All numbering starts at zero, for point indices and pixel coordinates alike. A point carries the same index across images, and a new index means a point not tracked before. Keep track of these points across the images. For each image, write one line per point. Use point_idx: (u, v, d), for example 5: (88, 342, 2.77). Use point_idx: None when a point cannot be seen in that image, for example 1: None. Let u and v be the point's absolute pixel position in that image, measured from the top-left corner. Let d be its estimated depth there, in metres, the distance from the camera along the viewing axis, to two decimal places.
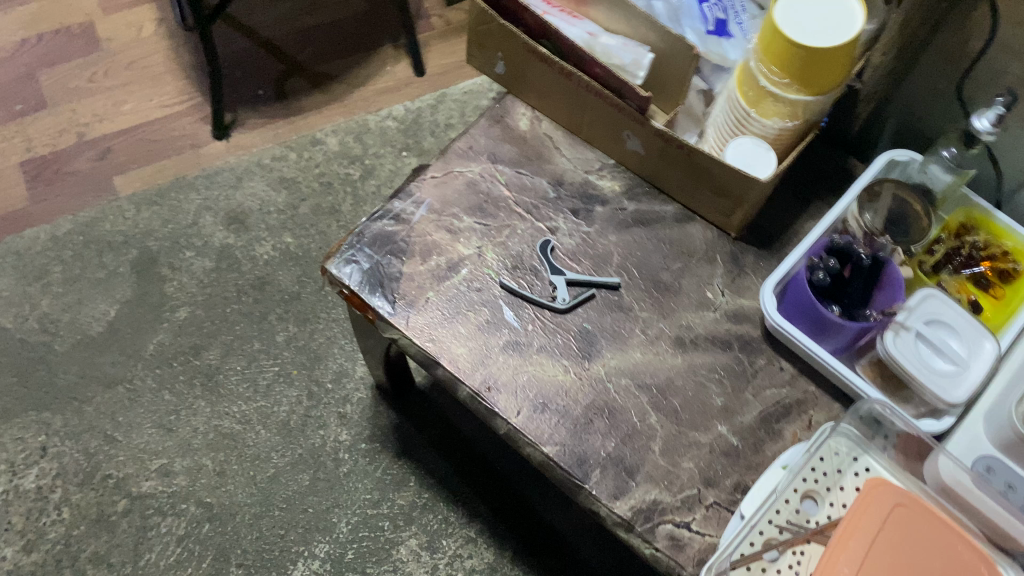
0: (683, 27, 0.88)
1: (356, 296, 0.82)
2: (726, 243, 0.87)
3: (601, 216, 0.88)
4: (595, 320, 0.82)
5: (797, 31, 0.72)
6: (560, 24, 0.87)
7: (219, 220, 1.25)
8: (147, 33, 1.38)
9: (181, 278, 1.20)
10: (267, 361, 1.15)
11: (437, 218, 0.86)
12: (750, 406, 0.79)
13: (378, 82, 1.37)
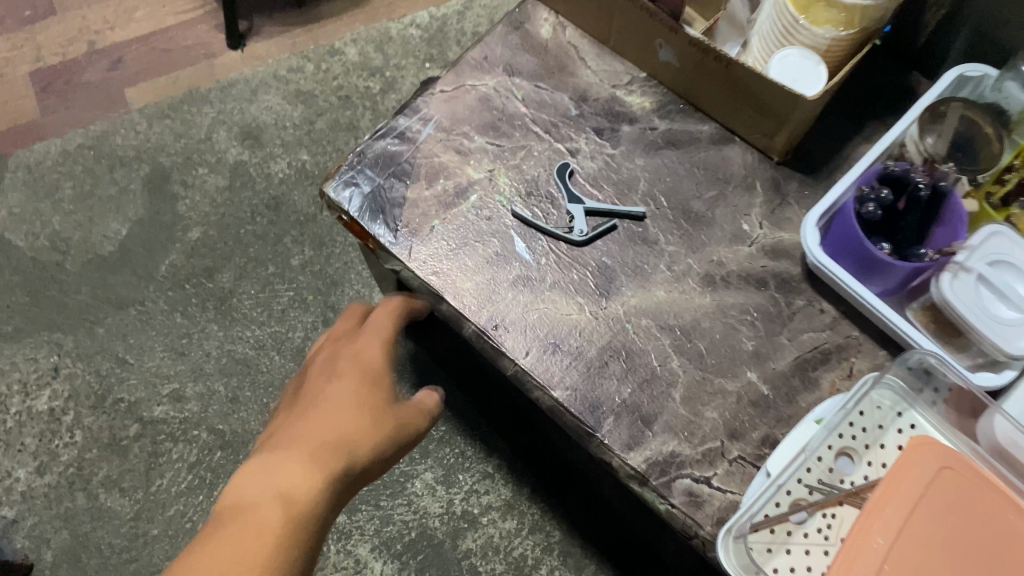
0: None
1: (356, 223, 0.75)
2: (767, 168, 0.78)
3: (628, 136, 0.79)
4: (616, 254, 0.74)
5: None
6: None
7: (233, 135, 1.19)
8: None
9: (193, 196, 1.15)
10: (281, 286, 1.11)
11: (445, 137, 0.79)
12: (785, 351, 0.71)
13: None
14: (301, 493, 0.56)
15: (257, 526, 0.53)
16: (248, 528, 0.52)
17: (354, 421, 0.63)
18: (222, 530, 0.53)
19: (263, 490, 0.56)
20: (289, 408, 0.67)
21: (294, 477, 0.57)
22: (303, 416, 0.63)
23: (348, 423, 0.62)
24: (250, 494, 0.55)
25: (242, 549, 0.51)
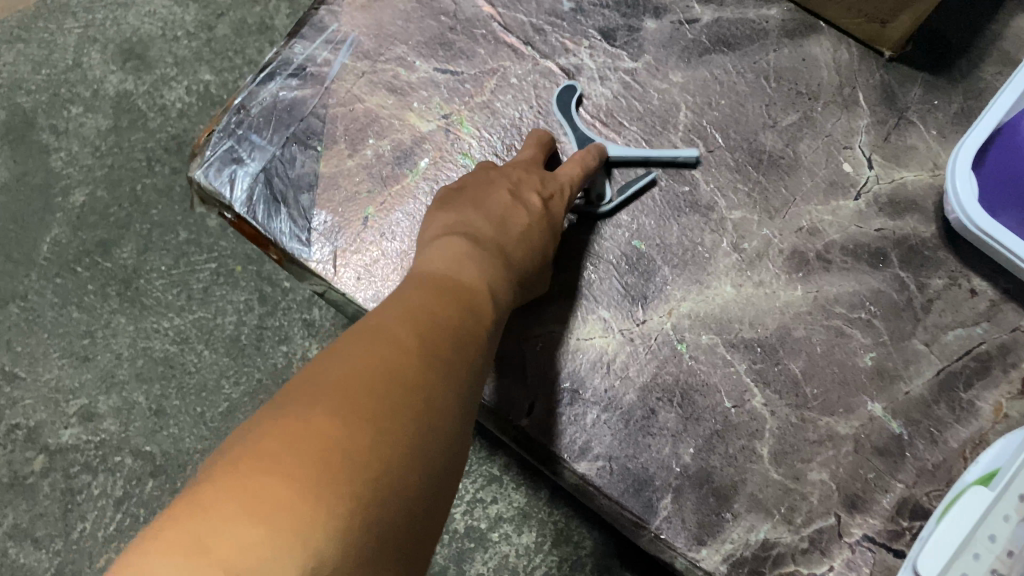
0: None
1: (246, 223, 0.49)
2: (872, 69, 0.50)
3: (652, 37, 0.51)
4: (651, 231, 0.49)
5: None
6: None
7: (110, 56, 0.89)
8: None
9: (69, 145, 0.87)
10: (198, 257, 0.84)
11: (371, 68, 0.51)
12: (923, 363, 0.46)
13: None
14: (486, 297, 0.40)
15: (430, 312, 0.37)
16: (418, 309, 0.36)
17: (530, 224, 0.44)
18: (412, 300, 0.37)
19: (446, 268, 0.40)
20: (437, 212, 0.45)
21: (477, 267, 0.41)
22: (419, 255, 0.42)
23: (516, 230, 0.44)
24: (432, 264, 0.40)
25: (412, 334, 0.35)
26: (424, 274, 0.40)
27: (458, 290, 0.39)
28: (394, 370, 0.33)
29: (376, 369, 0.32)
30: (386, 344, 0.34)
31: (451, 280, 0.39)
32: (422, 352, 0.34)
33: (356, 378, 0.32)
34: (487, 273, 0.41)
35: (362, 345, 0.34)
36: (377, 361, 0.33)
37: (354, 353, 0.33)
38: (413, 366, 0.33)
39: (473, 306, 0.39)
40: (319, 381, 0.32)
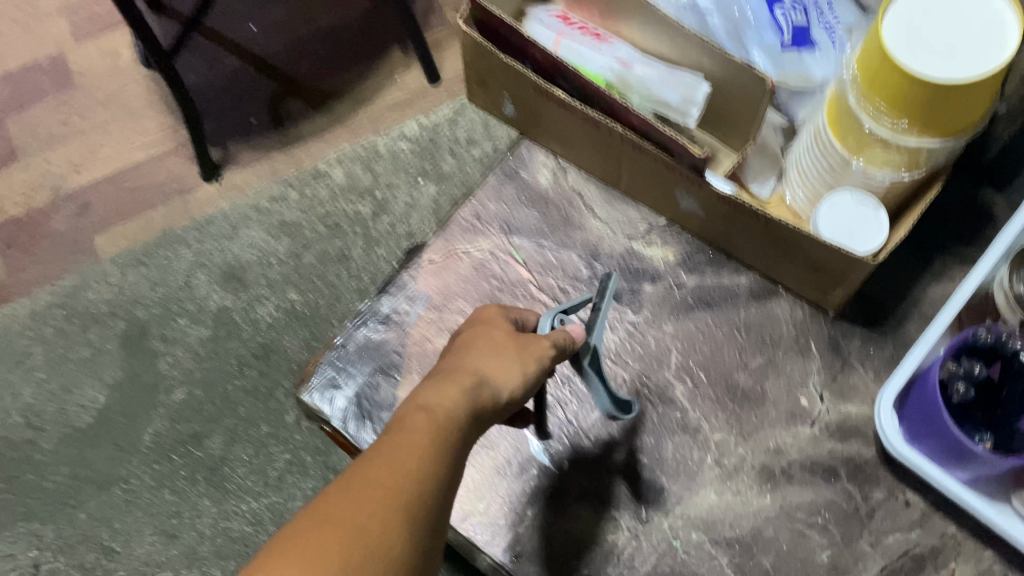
0: (750, 45, 0.65)
1: (340, 434, 0.64)
2: (821, 326, 0.65)
3: (651, 297, 0.67)
4: (653, 449, 0.62)
5: (916, 58, 0.50)
6: (581, 49, 0.67)
7: (215, 278, 1.06)
8: (125, 60, 1.18)
9: (175, 351, 1.04)
10: (276, 448, 0.99)
11: (439, 317, 0.67)
12: (868, 561, 0.58)
13: (389, 96, 1.13)
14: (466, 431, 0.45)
15: (423, 449, 0.42)
16: (413, 443, 0.42)
17: (517, 368, 0.49)
18: (408, 434, 0.42)
19: (438, 403, 0.45)
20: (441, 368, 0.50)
21: (461, 404, 0.45)
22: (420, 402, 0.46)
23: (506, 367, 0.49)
24: (426, 399, 0.45)
25: (405, 479, 0.40)
26: (418, 409, 0.44)
27: (446, 427, 0.44)
28: (385, 505, 0.38)
29: (373, 506, 0.38)
30: (380, 481, 0.39)
31: (438, 416, 0.44)
32: (410, 491, 0.39)
33: (352, 517, 0.37)
34: (470, 408, 0.46)
35: (362, 479, 0.39)
36: (372, 497, 0.38)
37: (353, 487, 0.38)
38: (402, 500, 0.39)
39: (454, 441, 0.43)
40: (323, 513, 0.37)
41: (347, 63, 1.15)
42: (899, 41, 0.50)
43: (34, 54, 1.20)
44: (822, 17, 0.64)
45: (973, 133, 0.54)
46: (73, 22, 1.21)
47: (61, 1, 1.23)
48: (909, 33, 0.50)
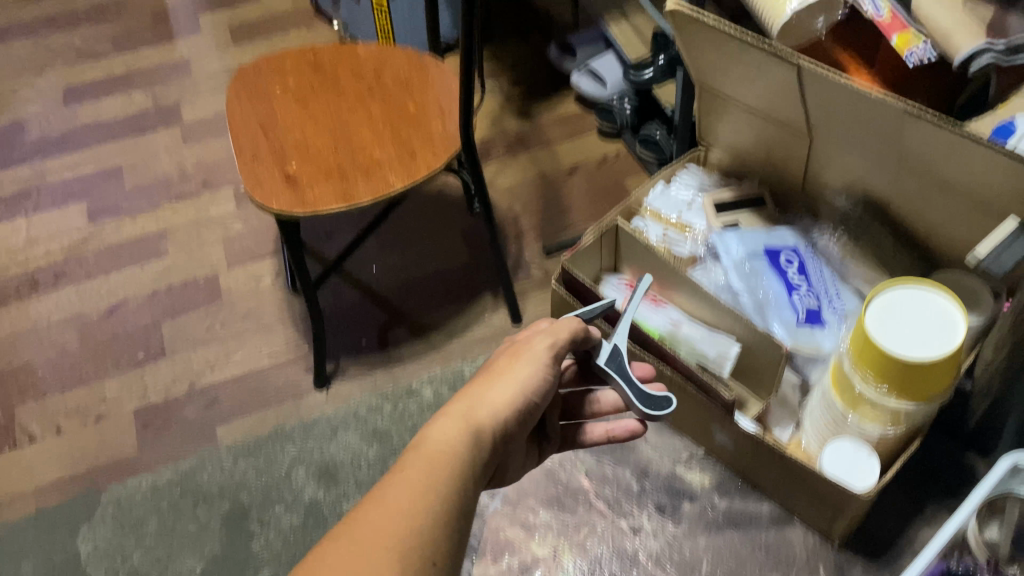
0: (772, 319, 0.82)
1: None
2: None
3: None
4: None
5: (889, 342, 0.67)
6: (642, 310, 0.85)
7: (311, 473, 1.20)
8: (266, 285, 1.44)
9: (268, 534, 1.15)
10: None
11: None
12: None
13: (477, 331, 1.33)
14: (467, 458, 0.59)
15: (428, 479, 0.56)
16: (420, 477, 0.56)
17: (503, 396, 0.65)
18: (413, 470, 0.56)
19: (438, 441, 0.59)
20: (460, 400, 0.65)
21: (459, 439, 0.60)
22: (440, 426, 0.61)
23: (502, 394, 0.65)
24: (429, 440, 0.59)
25: (411, 502, 0.54)
26: (418, 451, 0.58)
27: (448, 458, 0.58)
28: (395, 535, 0.51)
29: (384, 538, 0.51)
30: (389, 515, 0.52)
31: (439, 451, 0.58)
32: (416, 520, 0.52)
33: (368, 545, 0.50)
34: (466, 442, 0.60)
35: (375, 515, 0.52)
36: (384, 530, 0.51)
37: (367, 523, 0.52)
38: (409, 532, 0.52)
39: (456, 469, 0.58)
40: (346, 548, 0.50)
41: (446, 303, 1.38)
42: (876, 328, 0.68)
43: (194, 274, 1.46)
44: (830, 303, 0.82)
45: (941, 400, 0.70)
46: (229, 252, 1.49)
47: (223, 235, 1.52)
48: (885, 323, 0.69)
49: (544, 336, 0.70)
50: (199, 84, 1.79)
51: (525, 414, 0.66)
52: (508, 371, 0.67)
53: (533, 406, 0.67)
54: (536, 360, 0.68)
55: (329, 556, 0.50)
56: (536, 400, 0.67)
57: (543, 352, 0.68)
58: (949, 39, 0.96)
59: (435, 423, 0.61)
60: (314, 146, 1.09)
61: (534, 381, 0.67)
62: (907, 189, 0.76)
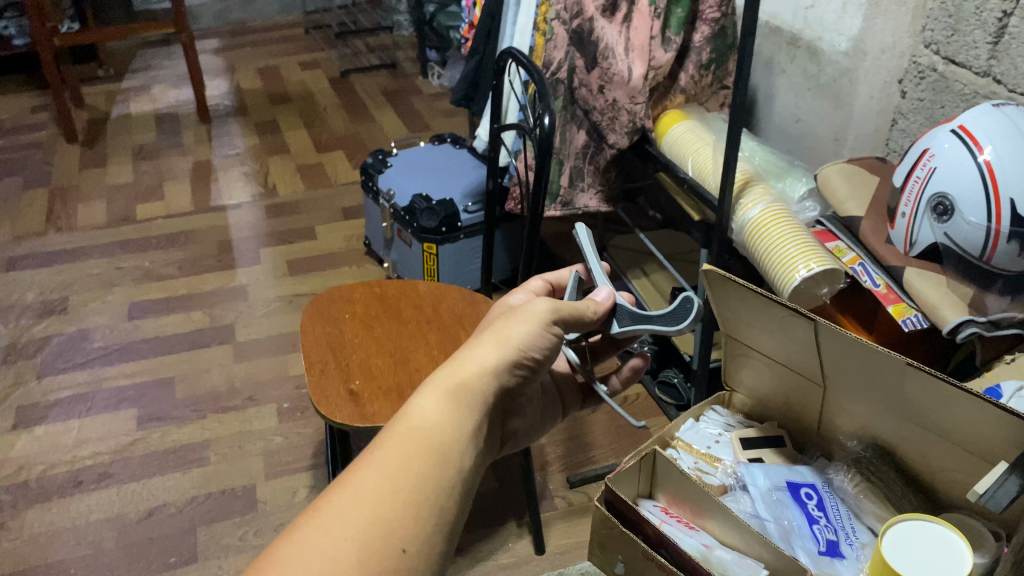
0: (796, 546, 0.88)
1: None
2: None
3: None
4: None
5: (905, 566, 0.75)
6: (678, 532, 0.91)
7: None
8: (300, 497, 1.49)
9: None
10: None
11: None
12: None
13: (500, 557, 1.38)
14: (449, 429, 0.60)
15: (403, 459, 0.56)
16: (392, 461, 0.56)
17: (488, 365, 0.67)
18: (386, 452, 0.57)
19: (421, 413, 0.60)
20: (443, 367, 0.66)
21: (442, 411, 0.61)
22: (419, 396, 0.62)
23: (488, 365, 0.67)
24: (411, 413, 0.60)
25: (384, 488, 0.54)
26: (395, 430, 0.59)
27: (424, 433, 0.59)
28: (360, 531, 0.52)
29: (347, 531, 0.51)
30: (357, 507, 0.53)
31: (418, 430, 0.59)
32: (386, 508, 0.53)
33: (330, 542, 0.51)
34: (449, 412, 0.61)
35: (340, 507, 0.53)
36: (348, 524, 0.52)
37: (330, 516, 0.52)
38: (377, 524, 0.52)
39: (437, 444, 0.58)
40: (305, 547, 0.51)
41: (471, 527, 1.43)
42: (892, 555, 0.77)
43: (232, 483, 1.52)
44: (847, 537, 0.90)
45: None
46: (267, 465, 1.56)
47: (263, 448, 1.59)
48: (897, 551, 0.77)
49: (545, 303, 0.74)
50: (254, 309, 1.95)
51: (521, 367, 0.70)
52: (503, 333, 0.70)
53: (534, 358, 0.71)
54: (536, 323, 0.72)
55: (286, 554, 0.50)
56: (533, 354, 0.71)
57: (543, 314, 0.73)
58: (937, 313, 1.10)
59: (420, 394, 0.62)
60: (376, 366, 1.22)
61: (527, 347, 0.70)
62: (910, 436, 0.88)
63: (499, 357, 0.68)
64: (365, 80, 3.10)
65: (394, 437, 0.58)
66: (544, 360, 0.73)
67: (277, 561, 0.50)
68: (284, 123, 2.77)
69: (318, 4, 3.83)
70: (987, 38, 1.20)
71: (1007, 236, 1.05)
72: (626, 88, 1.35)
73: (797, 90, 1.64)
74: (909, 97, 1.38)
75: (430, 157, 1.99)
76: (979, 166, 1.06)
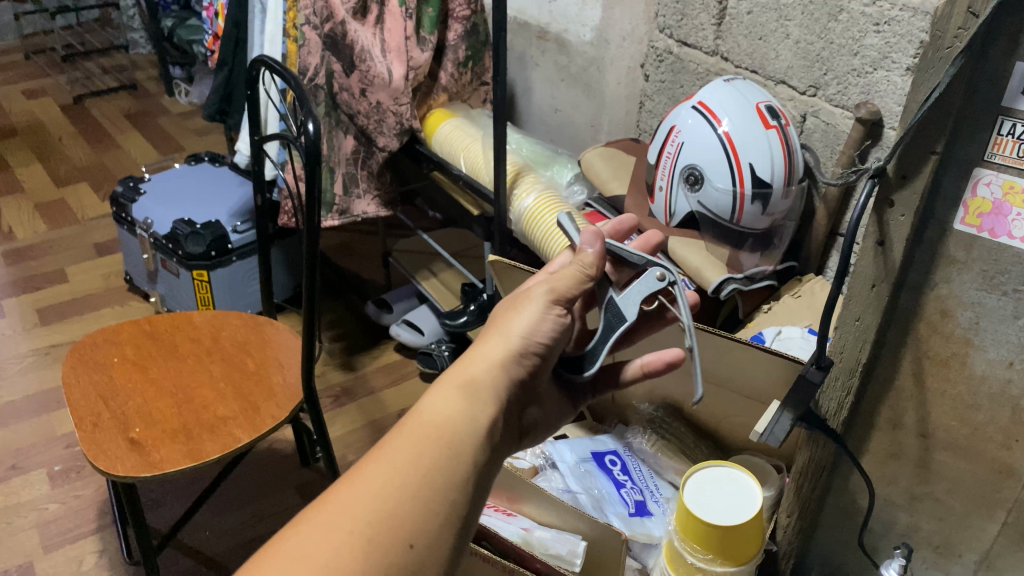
0: (608, 512, 0.92)
1: None
2: None
3: None
4: None
5: (705, 512, 0.80)
6: (497, 522, 0.92)
7: None
8: (89, 564, 1.35)
9: None
10: None
11: None
12: None
13: None
14: (462, 426, 0.55)
15: (413, 455, 0.53)
16: (401, 456, 0.52)
17: (498, 352, 0.61)
18: (396, 447, 0.53)
19: (435, 409, 0.56)
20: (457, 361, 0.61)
21: (456, 408, 0.56)
22: (432, 391, 0.57)
23: (496, 357, 0.61)
24: (421, 411, 0.56)
25: (392, 484, 0.51)
26: (406, 425, 0.55)
27: (435, 431, 0.54)
28: (365, 529, 0.49)
29: (351, 525, 0.49)
30: (360, 501, 0.50)
31: (429, 428, 0.54)
32: (390, 503, 0.50)
33: (332, 540, 0.48)
34: (462, 409, 0.56)
35: (347, 499, 0.50)
36: (354, 517, 0.49)
37: (335, 509, 0.50)
38: (383, 518, 0.49)
39: (448, 442, 0.54)
40: (308, 539, 0.48)
41: None
42: (693, 505, 0.81)
43: (4, 564, 1.34)
44: (652, 496, 0.95)
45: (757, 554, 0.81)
46: (44, 537, 1.39)
47: (37, 519, 1.43)
48: (699, 500, 0.82)
49: (545, 287, 0.65)
50: (4, 368, 1.74)
51: (532, 358, 0.63)
52: (507, 325, 0.63)
53: (540, 346, 0.64)
54: (536, 309, 0.64)
55: (289, 550, 0.48)
56: (541, 343, 0.63)
57: (543, 297, 0.64)
58: (701, 274, 1.18)
59: (429, 392, 0.57)
60: (157, 410, 1.12)
61: (537, 331, 0.63)
62: (693, 392, 0.97)
63: (504, 348, 0.62)
64: (103, 104, 2.87)
65: (407, 433, 0.54)
66: (558, 346, 0.66)
67: (277, 556, 0.48)
68: (14, 159, 2.49)
69: (37, 26, 3.49)
70: (711, 20, 1.31)
71: (751, 198, 1.15)
72: (388, 89, 1.36)
73: (551, 82, 1.71)
74: (652, 79, 1.47)
75: (189, 179, 1.87)
76: (720, 137, 1.14)
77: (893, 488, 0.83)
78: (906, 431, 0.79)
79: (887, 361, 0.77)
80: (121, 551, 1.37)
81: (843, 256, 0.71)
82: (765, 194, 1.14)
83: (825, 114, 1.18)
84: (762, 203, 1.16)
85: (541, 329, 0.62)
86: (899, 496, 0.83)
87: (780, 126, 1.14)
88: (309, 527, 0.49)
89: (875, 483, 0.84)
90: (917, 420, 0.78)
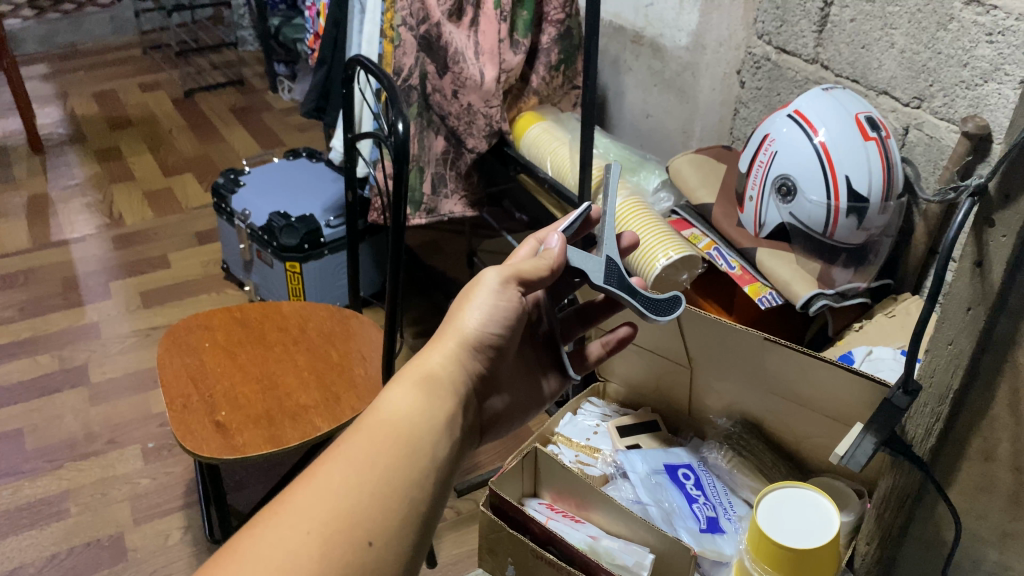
0: (678, 526, 0.91)
1: None
2: None
3: None
4: None
5: (778, 534, 0.78)
6: (565, 527, 0.92)
7: None
8: (174, 539, 1.40)
9: None
10: None
11: None
12: None
13: None
14: (419, 422, 0.60)
15: (370, 452, 0.56)
16: (358, 455, 0.56)
17: (448, 351, 0.68)
18: (354, 445, 0.57)
19: (391, 406, 0.60)
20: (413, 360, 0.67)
21: (411, 404, 0.61)
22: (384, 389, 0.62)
23: (447, 356, 0.67)
24: (380, 408, 0.60)
25: (348, 484, 0.54)
26: (363, 426, 0.59)
27: (393, 428, 0.59)
28: (322, 529, 0.51)
29: (308, 526, 0.51)
30: (317, 500, 0.53)
31: (387, 426, 0.59)
32: (346, 502, 0.53)
33: (291, 540, 0.51)
34: (419, 405, 0.61)
35: (305, 501, 0.53)
36: (310, 517, 0.52)
37: (292, 511, 0.52)
38: (341, 519, 0.52)
39: (407, 438, 0.58)
40: (266, 541, 0.51)
41: None
42: (765, 524, 0.79)
43: (98, 533, 1.41)
44: (725, 512, 0.92)
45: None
46: (134, 510, 1.46)
47: (129, 492, 1.50)
48: (769, 519, 0.80)
49: (494, 271, 0.71)
50: (109, 346, 1.84)
51: (481, 354, 0.70)
52: (461, 322, 0.70)
53: (492, 338, 0.71)
54: (487, 294, 0.70)
55: (248, 550, 0.50)
56: (493, 334, 0.71)
57: (493, 280, 0.70)
58: (790, 288, 1.14)
59: (388, 390, 0.62)
60: (242, 395, 1.16)
61: (489, 325, 0.70)
62: (774, 409, 0.95)
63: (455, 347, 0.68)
64: (211, 99, 2.99)
65: (357, 433, 0.58)
66: (509, 342, 0.73)
67: (237, 558, 0.50)
68: (127, 149, 2.63)
69: (154, 24, 3.67)
70: (812, 27, 1.27)
71: (846, 211, 1.10)
72: (479, 91, 1.38)
73: (644, 87, 1.70)
74: (748, 86, 1.44)
75: (286, 174, 1.93)
76: (816, 147, 1.10)
77: (983, 523, 0.78)
78: (999, 464, 0.74)
79: (983, 389, 0.72)
80: (204, 529, 1.42)
81: (937, 276, 0.67)
82: (861, 208, 1.10)
83: (929, 126, 1.13)
84: (857, 217, 1.11)
85: (494, 322, 0.69)
86: (989, 532, 0.78)
87: (879, 138, 1.10)
88: (264, 527, 0.52)
89: (964, 516, 0.79)
90: (1011, 452, 0.73)
